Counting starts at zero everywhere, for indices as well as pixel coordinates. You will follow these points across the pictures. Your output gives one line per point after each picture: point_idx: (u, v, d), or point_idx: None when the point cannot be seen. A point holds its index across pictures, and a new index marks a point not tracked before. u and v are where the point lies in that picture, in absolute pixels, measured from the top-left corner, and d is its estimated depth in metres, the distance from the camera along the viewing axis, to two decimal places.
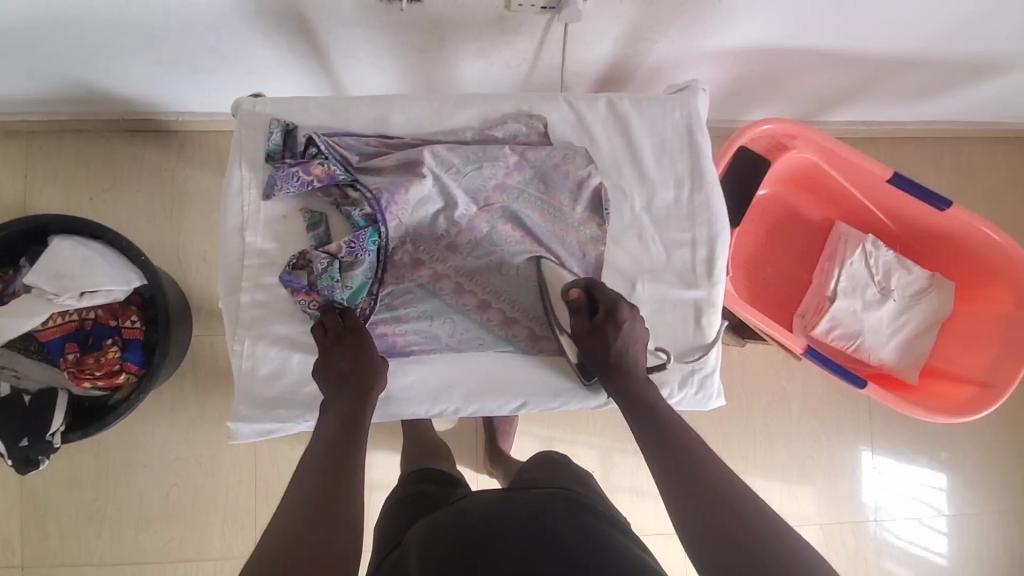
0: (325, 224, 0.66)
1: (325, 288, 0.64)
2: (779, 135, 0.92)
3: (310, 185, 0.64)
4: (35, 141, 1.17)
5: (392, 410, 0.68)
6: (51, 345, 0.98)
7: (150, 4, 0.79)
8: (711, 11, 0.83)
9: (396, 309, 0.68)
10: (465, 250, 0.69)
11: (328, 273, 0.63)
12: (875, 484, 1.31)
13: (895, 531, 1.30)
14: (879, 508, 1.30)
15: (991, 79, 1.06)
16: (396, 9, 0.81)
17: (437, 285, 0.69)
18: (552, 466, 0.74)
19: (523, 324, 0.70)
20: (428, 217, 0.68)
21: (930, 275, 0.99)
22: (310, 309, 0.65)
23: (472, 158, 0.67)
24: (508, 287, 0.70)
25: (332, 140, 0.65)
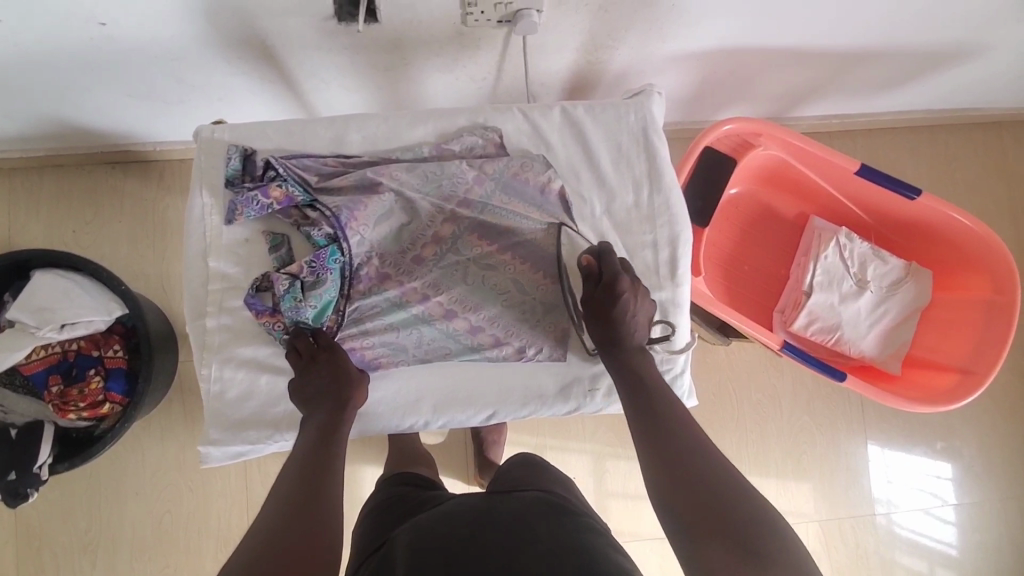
0: (288, 247, 0.66)
1: (289, 308, 0.64)
2: (744, 133, 0.92)
3: (270, 208, 0.65)
4: (17, 177, 1.19)
5: (364, 425, 0.69)
6: (35, 379, 0.99)
7: (114, 40, 0.81)
8: (666, 16, 0.84)
9: (363, 325, 0.67)
10: (431, 261, 0.69)
11: (290, 294, 0.63)
12: (880, 473, 1.30)
13: (898, 522, 1.29)
14: (884, 498, 1.29)
15: (956, 66, 1.06)
16: (355, 30, 0.82)
17: (403, 298, 0.68)
18: (529, 467, 0.74)
19: (489, 333, 0.69)
20: (392, 233, 0.68)
21: (906, 265, 0.99)
22: (275, 331, 0.65)
23: (431, 172, 0.67)
24: (474, 296, 0.69)
25: (290, 162, 0.66)
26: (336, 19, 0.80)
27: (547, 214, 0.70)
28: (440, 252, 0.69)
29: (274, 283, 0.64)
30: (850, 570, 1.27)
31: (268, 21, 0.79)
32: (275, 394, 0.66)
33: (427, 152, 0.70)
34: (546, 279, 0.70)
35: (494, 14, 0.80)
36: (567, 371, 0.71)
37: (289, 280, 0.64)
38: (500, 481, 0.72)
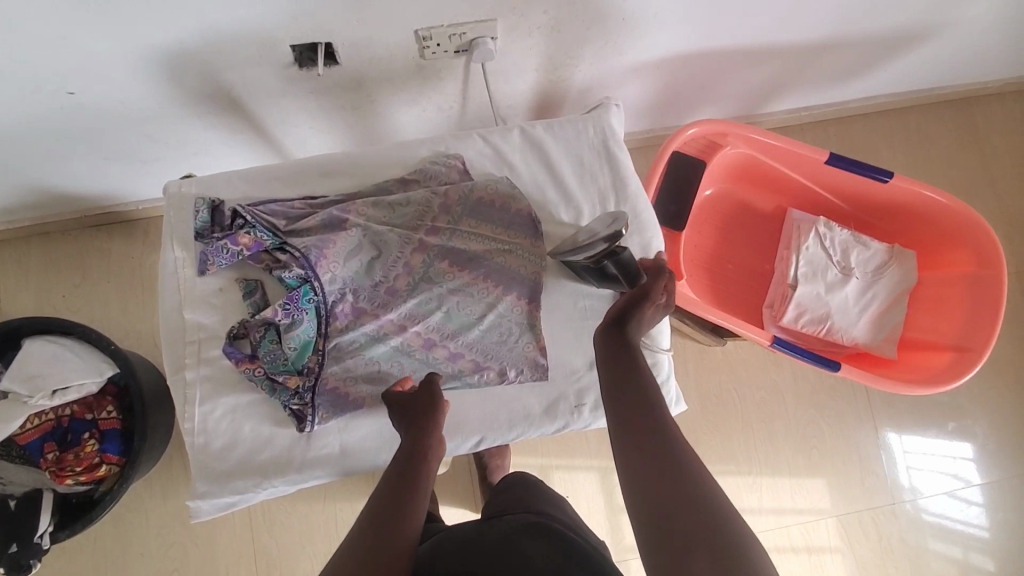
0: (261, 292, 0.66)
1: (267, 353, 0.65)
2: (710, 134, 0.94)
3: (240, 255, 0.65)
4: (5, 249, 1.21)
5: (350, 464, 0.67)
6: (29, 447, 0.98)
7: (83, 106, 0.83)
8: (619, 30, 0.86)
9: (344, 361, 0.66)
10: (405, 292, 0.68)
11: (266, 338, 0.65)
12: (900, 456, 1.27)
13: (923, 505, 1.26)
14: (906, 484, 1.27)
15: (913, 49, 1.08)
16: (317, 74, 0.84)
17: (381, 331, 0.67)
18: (520, 484, 0.73)
19: (470, 357, 0.69)
20: (363, 267, 0.68)
21: (889, 248, 0.99)
22: (254, 377, 0.65)
23: (393, 205, 0.69)
24: (452, 323, 0.69)
25: (256, 208, 0.66)
26: (297, 65, 0.82)
27: (518, 233, 0.70)
28: (414, 283, 0.68)
29: (251, 330, 0.65)
30: (877, 564, 1.24)
31: (231, 74, 0.81)
32: (260, 441, 0.66)
33: (391, 185, 0.71)
34: (522, 298, 0.70)
35: (450, 45, 0.82)
36: (552, 390, 0.70)
37: (263, 325, 0.65)
38: (493, 504, 0.71)
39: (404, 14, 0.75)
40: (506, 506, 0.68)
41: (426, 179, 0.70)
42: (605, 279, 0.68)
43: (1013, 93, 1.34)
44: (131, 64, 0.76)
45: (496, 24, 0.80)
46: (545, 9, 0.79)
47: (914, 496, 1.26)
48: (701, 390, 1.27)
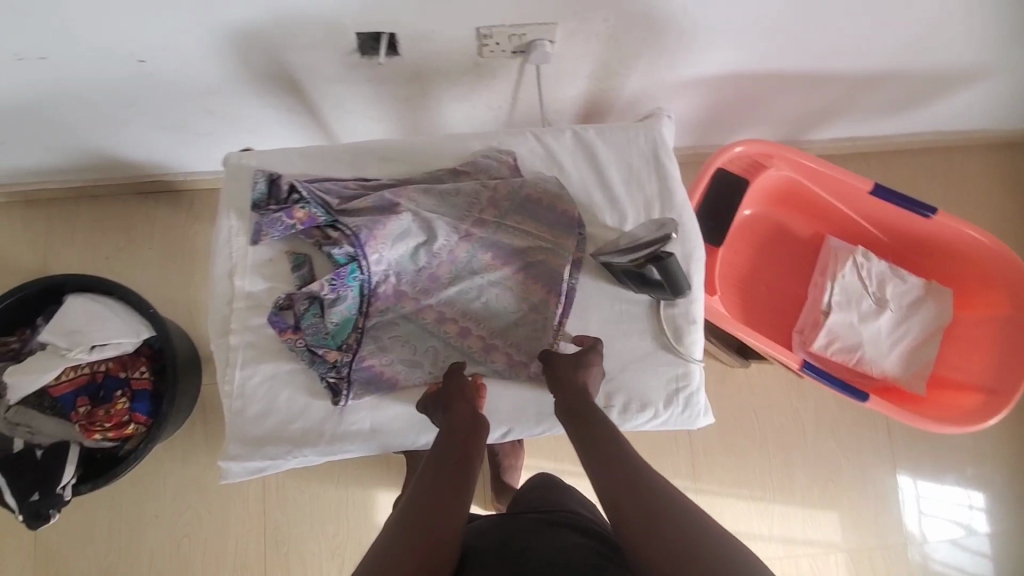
0: (308, 266, 0.69)
1: (310, 325, 0.67)
2: (756, 155, 0.94)
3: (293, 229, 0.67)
4: (56, 207, 1.26)
5: (379, 442, 0.69)
6: (62, 399, 1.01)
7: (151, 76, 0.86)
8: (674, 44, 0.87)
9: (382, 341, 0.68)
10: (446, 280, 0.70)
11: (309, 311, 0.67)
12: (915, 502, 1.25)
13: (935, 555, 1.23)
14: (921, 527, 1.24)
15: (966, 87, 1.07)
16: (377, 63, 0.87)
17: (419, 314, 0.69)
18: (548, 487, 0.73)
19: (501, 350, 0.70)
20: (409, 252, 0.69)
21: (926, 283, 0.98)
22: (295, 347, 0.67)
23: (440, 195, 0.69)
24: (487, 314, 0.70)
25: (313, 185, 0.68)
26: (359, 52, 0.84)
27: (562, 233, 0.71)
28: (456, 271, 0.70)
29: (296, 302, 0.67)
30: None
31: (295, 56, 0.84)
32: (294, 410, 0.67)
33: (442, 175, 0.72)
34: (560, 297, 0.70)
35: (508, 45, 0.84)
36: None
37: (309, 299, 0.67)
38: (521, 502, 0.72)
39: (469, 11, 0.77)
40: (535, 505, 0.69)
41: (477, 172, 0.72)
42: (646, 284, 0.68)
43: None
44: (203, 39, 0.79)
45: (556, 28, 0.81)
46: (606, 18, 0.81)
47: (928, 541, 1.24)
48: (720, 411, 1.27)
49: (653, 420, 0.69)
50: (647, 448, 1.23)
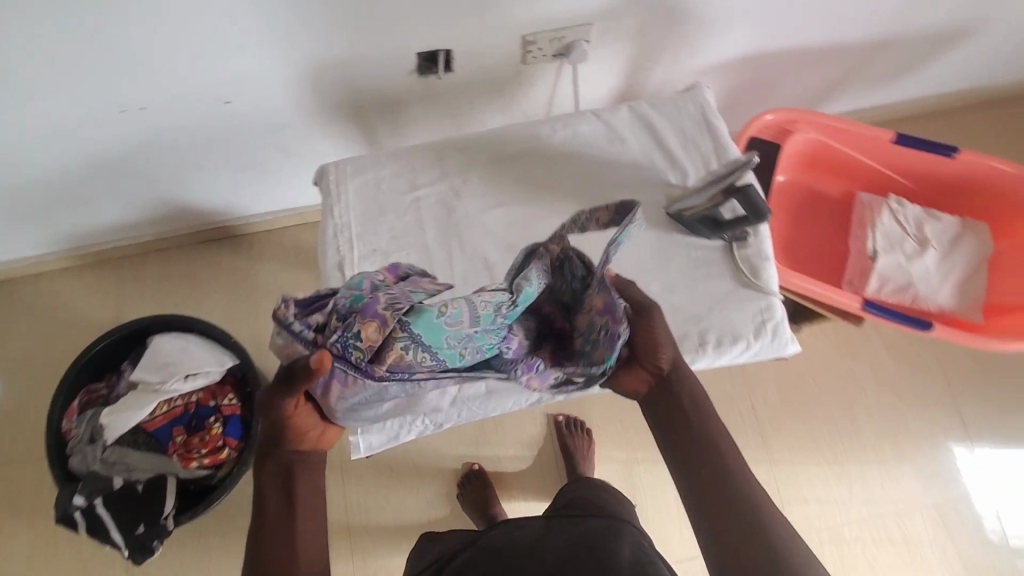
0: (417, 341, 0.56)
1: (343, 333, 0.56)
2: (784, 122, 1.01)
3: (464, 321, 0.57)
4: (125, 264, 1.33)
5: (494, 404, 0.77)
6: (158, 433, 1.04)
7: (234, 114, 0.97)
8: (696, 31, 0.97)
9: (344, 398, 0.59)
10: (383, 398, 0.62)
11: (356, 339, 0.55)
12: (973, 465, 1.25)
13: (1005, 514, 1.22)
14: (985, 483, 1.24)
15: (956, 46, 1.18)
16: (432, 81, 0.97)
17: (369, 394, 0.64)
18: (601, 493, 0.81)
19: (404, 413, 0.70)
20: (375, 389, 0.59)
21: (961, 220, 1.04)
22: (320, 320, 0.58)
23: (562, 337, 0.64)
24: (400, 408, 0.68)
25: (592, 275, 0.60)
26: (417, 72, 0.94)
27: (632, 192, 0.78)
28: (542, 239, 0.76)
29: (361, 330, 0.55)
30: (978, 556, 1.20)
31: (362, 80, 0.94)
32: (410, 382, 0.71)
33: (516, 156, 0.79)
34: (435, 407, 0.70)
35: (549, 49, 0.94)
36: (674, 329, 0.73)
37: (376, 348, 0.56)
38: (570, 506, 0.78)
39: (516, 19, 0.87)
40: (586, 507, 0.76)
41: (547, 151, 0.79)
42: (722, 226, 0.74)
43: None
44: (285, 72, 0.90)
45: (592, 27, 0.91)
46: (636, 14, 0.91)
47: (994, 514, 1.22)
48: (780, 382, 1.29)
49: (746, 352, 0.73)
50: None
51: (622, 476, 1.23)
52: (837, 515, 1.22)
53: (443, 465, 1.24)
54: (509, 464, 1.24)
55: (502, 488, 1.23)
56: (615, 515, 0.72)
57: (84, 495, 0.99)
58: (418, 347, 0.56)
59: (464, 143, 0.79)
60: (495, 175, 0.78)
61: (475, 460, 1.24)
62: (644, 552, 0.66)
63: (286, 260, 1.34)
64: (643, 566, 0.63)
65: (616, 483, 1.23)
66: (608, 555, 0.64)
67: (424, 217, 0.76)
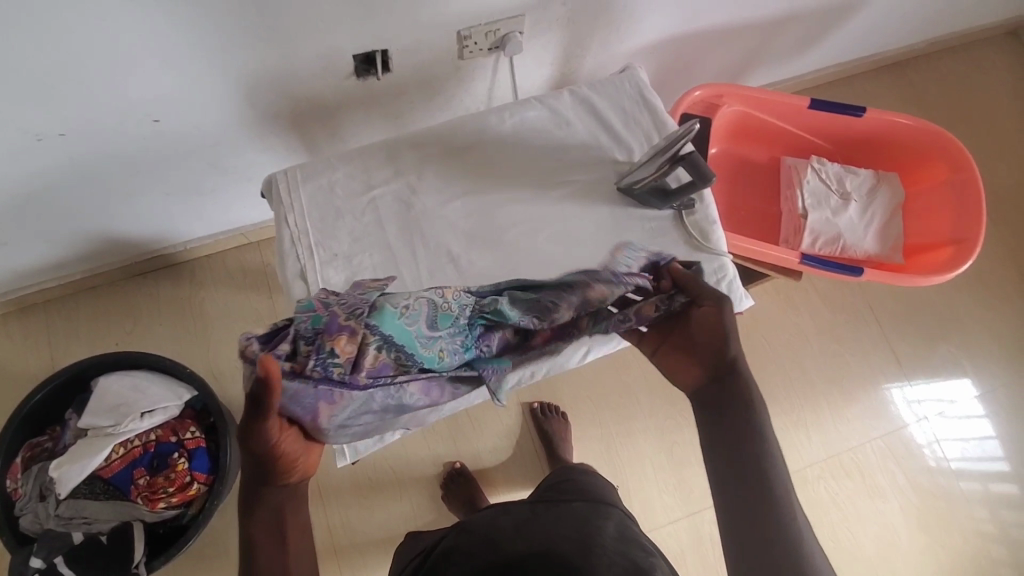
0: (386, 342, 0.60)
1: (318, 352, 0.57)
2: (710, 97, 1.08)
3: (428, 323, 0.61)
4: (53, 308, 1.24)
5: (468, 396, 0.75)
6: (118, 479, 0.98)
7: (164, 135, 0.93)
8: (621, 18, 1.02)
9: (333, 416, 0.59)
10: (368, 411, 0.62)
11: (334, 356, 0.56)
12: (908, 399, 1.37)
13: (941, 436, 1.35)
14: (921, 413, 1.36)
15: (851, 15, 1.28)
16: (370, 83, 0.96)
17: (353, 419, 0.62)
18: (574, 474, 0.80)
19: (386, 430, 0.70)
20: (364, 397, 0.60)
21: (875, 173, 1.14)
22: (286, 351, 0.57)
23: (530, 335, 0.67)
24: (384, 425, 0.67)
25: (538, 293, 0.64)
26: (355, 75, 0.94)
27: (582, 172, 0.81)
28: (502, 225, 0.78)
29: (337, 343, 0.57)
30: (924, 477, 1.32)
31: (299, 87, 0.93)
32: None
33: (467, 148, 0.80)
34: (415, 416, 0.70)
35: (485, 43, 0.96)
36: None
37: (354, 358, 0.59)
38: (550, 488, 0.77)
39: (449, 16, 0.88)
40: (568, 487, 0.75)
41: (497, 140, 0.81)
42: (670, 195, 0.78)
43: (932, 55, 1.60)
44: (216, 85, 0.87)
45: (524, 18, 0.93)
46: (563, 3, 0.94)
47: (930, 441, 1.34)
48: None
49: None
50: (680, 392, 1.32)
51: (600, 452, 1.27)
52: (799, 459, 1.31)
53: (424, 468, 1.23)
54: (490, 458, 1.25)
55: (486, 482, 1.23)
56: (597, 499, 0.71)
57: (42, 557, 0.93)
58: (393, 345, 0.59)
59: (414, 141, 0.79)
60: (448, 168, 0.79)
61: (456, 459, 1.24)
62: (628, 530, 0.65)
63: (233, 282, 1.29)
64: (627, 539, 0.63)
65: (595, 460, 1.26)
66: (592, 527, 0.63)
67: (382, 216, 0.76)
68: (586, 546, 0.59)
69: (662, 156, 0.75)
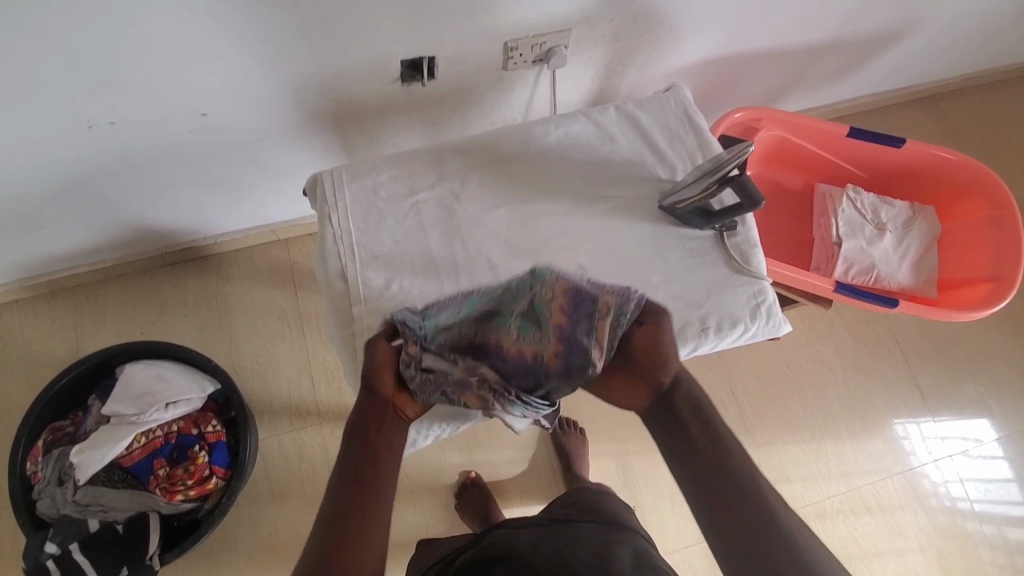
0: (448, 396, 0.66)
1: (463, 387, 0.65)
2: (749, 120, 1.08)
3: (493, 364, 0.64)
4: (81, 293, 1.25)
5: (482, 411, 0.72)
6: (137, 468, 0.99)
7: (209, 129, 0.94)
8: (665, 38, 1.03)
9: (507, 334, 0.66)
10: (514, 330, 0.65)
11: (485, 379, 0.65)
12: (926, 437, 1.34)
13: (964, 476, 1.32)
14: (938, 452, 1.33)
15: (891, 46, 1.28)
16: (414, 90, 0.97)
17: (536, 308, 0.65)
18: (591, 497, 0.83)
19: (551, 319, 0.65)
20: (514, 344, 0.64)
21: (911, 205, 1.13)
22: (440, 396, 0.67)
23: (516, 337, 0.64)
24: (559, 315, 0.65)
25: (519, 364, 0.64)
26: (400, 81, 0.95)
27: (624, 188, 0.81)
28: (543, 237, 0.77)
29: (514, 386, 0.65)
30: (944, 516, 1.29)
31: (345, 89, 0.94)
32: None
33: (511, 158, 0.80)
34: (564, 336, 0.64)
35: (529, 55, 0.97)
36: (676, 317, 0.75)
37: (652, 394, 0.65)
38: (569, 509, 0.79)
39: (498, 28, 0.89)
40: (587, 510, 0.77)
41: (540, 151, 0.81)
42: (714, 216, 0.78)
43: (968, 90, 1.59)
44: (266, 82, 0.88)
45: (570, 33, 0.94)
46: (611, 19, 0.94)
47: (949, 481, 1.32)
48: (756, 368, 1.36)
49: (744, 334, 0.76)
50: None
51: (616, 470, 1.25)
52: (818, 491, 1.29)
53: (438, 476, 1.22)
54: (503, 469, 1.24)
55: (500, 494, 1.22)
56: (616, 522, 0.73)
57: (57, 542, 0.93)
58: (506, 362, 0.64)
59: (458, 149, 0.80)
60: (490, 176, 0.79)
61: (471, 468, 1.23)
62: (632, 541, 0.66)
63: (259, 278, 1.30)
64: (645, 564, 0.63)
65: (611, 478, 1.25)
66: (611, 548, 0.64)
67: (425, 221, 0.76)
68: (602, 568, 0.59)
69: (707, 176, 0.75)
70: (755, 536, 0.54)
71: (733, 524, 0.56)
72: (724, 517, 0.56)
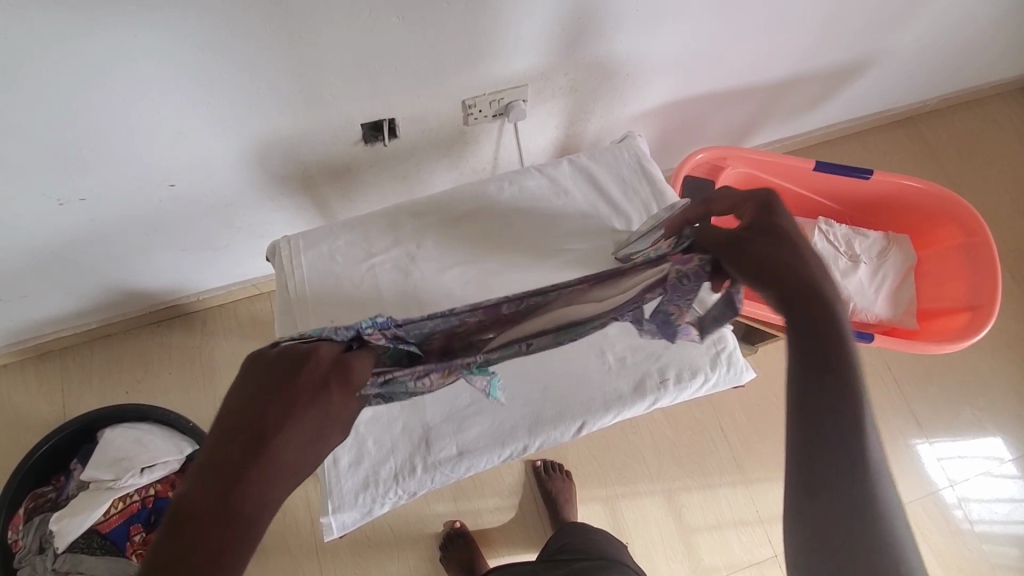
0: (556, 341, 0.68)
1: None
2: (714, 159, 1.09)
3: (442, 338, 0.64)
4: (68, 355, 1.27)
5: (443, 476, 0.72)
6: (115, 534, 1.00)
7: (179, 198, 0.97)
8: (623, 85, 1.04)
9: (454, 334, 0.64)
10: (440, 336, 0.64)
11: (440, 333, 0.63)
12: (938, 457, 1.31)
13: (970, 505, 1.27)
14: (954, 475, 1.29)
15: (857, 77, 1.30)
16: (378, 148, 1.00)
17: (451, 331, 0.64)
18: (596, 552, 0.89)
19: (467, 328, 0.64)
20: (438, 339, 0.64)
21: (885, 234, 1.12)
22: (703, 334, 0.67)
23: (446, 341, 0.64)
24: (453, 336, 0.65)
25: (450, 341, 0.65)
26: (364, 141, 0.97)
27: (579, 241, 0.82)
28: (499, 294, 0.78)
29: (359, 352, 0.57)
30: (949, 550, 1.24)
31: (310, 153, 0.96)
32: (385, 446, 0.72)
33: (466, 217, 0.82)
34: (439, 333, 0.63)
35: (489, 110, 0.99)
36: (634, 370, 0.76)
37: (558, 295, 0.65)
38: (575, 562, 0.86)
39: (454, 87, 0.92)
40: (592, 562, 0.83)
41: (495, 209, 0.82)
42: None
43: (946, 111, 1.59)
44: (231, 152, 0.92)
45: (526, 88, 0.97)
46: (566, 73, 0.97)
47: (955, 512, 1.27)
48: (745, 404, 1.33)
49: (705, 384, 0.76)
50: (688, 452, 1.28)
51: (605, 515, 1.22)
52: None
53: (424, 526, 1.20)
54: (490, 517, 1.22)
55: (485, 542, 1.20)
56: None
57: None
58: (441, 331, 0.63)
59: (414, 211, 0.82)
60: (446, 237, 0.81)
61: (456, 517, 1.21)
62: None
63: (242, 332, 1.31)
64: None
65: (599, 524, 1.22)
66: None
67: (382, 283, 0.78)
68: None
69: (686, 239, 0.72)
70: (834, 477, 0.39)
71: (823, 461, 0.40)
72: (815, 435, 0.40)
